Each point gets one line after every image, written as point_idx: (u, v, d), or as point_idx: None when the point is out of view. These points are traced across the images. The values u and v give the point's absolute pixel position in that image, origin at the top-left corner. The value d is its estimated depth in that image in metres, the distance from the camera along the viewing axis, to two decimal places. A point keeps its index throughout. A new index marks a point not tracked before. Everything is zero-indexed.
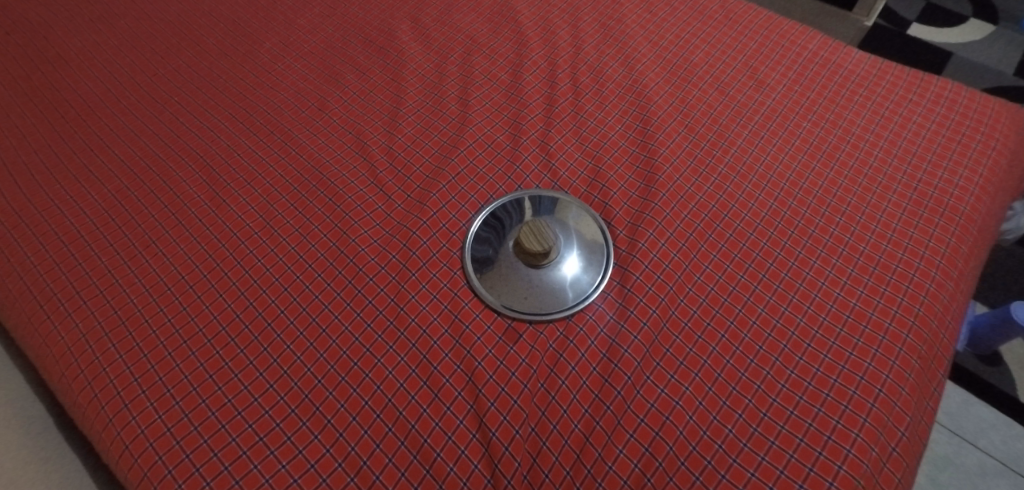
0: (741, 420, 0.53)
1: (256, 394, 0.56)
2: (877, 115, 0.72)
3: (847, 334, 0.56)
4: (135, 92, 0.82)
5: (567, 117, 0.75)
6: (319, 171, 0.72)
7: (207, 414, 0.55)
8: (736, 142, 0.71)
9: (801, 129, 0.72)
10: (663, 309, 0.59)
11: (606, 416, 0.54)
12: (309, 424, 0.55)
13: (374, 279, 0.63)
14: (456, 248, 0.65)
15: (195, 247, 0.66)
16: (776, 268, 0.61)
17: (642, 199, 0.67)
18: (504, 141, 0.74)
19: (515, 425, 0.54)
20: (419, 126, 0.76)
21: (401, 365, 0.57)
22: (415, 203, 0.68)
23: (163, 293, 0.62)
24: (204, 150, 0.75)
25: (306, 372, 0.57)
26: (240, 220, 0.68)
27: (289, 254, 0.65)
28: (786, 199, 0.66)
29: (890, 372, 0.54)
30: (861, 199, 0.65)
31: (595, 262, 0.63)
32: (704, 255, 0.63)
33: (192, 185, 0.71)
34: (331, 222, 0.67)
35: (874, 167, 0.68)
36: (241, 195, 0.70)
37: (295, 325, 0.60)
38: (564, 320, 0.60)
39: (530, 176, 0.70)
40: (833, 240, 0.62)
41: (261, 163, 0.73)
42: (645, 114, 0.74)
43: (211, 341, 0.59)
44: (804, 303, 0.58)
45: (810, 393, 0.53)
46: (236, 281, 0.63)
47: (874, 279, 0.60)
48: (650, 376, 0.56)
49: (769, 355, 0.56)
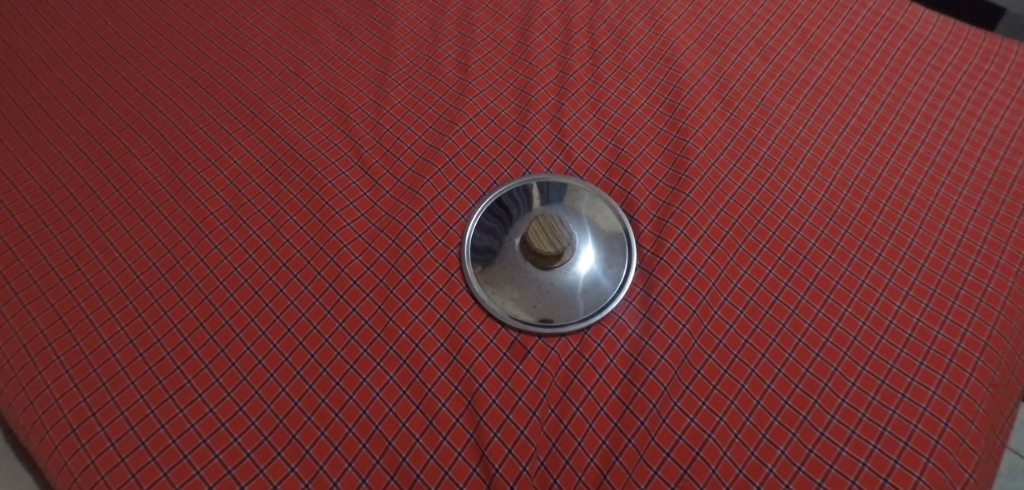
0: (783, 458, 0.45)
1: (222, 418, 0.48)
2: (947, 90, 0.62)
3: (909, 356, 0.49)
4: (81, 49, 0.71)
5: (584, 87, 0.65)
6: (295, 150, 0.62)
7: (167, 442, 0.48)
8: (782, 120, 0.61)
9: (857, 104, 0.61)
10: (694, 324, 0.51)
11: (627, 451, 0.47)
12: (283, 455, 0.47)
13: (359, 282, 0.54)
14: (454, 245, 0.56)
15: (152, 240, 0.57)
16: (826, 274, 0.53)
17: (670, 188, 0.58)
18: (509, 115, 0.63)
19: (521, 459, 0.47)
20: (411, 96, 0.66)
21: (390, 386, 0.50)
22: (406, 191, 0.59)
23: (115, 296, 0.54)
24: (161, 123, 0.64)
25: (280, 393, 0.50)
26: (203, 208, 0.59)
27: (261, 249, 0.56)
28: (839, 190, 0.57)
29: (958, 403, 0.46)
30: (926, 191, 0.56)
31: (614, 263, 0.54)
32: (741, 256, 0.54)
33: (148, 166, 0.61)
34: (309, 213, 0.58)
35: (943, 152, 0.58)
36: (204, 178, 0.61)
37: (267, 337, 0.52)
38: (579, 333, 0.52)
39: (540, 158, 0.60)
40: (892, 241, 0.54)
41: (227, 139, 0.63)
42: (675, 85, 0.64)
43: (171, 355, 0.51)
44: (858, 317, 0.50)
45: (864, 426, 0.46)
46: (199, 282, 0.55)
47: (941, 289, 0.51)
48: (678, 403, 0.48)
49: (817, 379, 0.48)
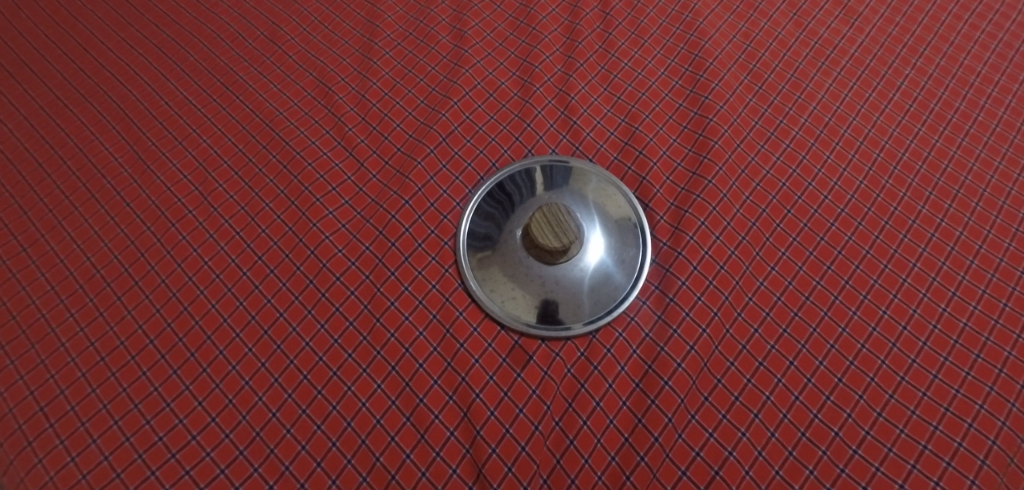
0: (812, 478, 0.41)
1: (193, 430, 0.44)
2: (1003, 60, 0.55)
3: (953, 365, 0.43)
4: (32, 12, 0.64)
5: (594, 55, 0.58)
6: (271, 128, 0.56)
7: (133, 457, 0.43)
8: (816, 95, 0.54)
9: (900, 78, 0.54)
10: (715, 327, 0.46)
11: (639, 470, 0.42)
12: (260, 472, 0.42)
13: (342, 278, 0.49)
14: (448, 237, 0.51)
15: (113, 231, 0.52)
16: (863, 272, 0.47)
17: (690, 173, 0.52)
18: (510, 89, 0.57)
19: (522, 479, 0.42)
20: (401, 65, 0.59)
21: (377, 395, 0.45)
22: (395, 174, 0.53)
23: (73, 293, 0.49)
24: (122, 97, 0.58)
25: (256, 402, 0.45)
26: (169, 194, 0.53)
27: (234, 241, 0.51)
28: (879, 175, 0.50)
29: (1007, 418, 0.41)
30: (978, 177, 0.50)
31: (627, 257, 0.49)
32: (769, 251, 0.48)
33: (108, 145, 0.55)
34: (287, 199, 0.52)
35: (997, 133, 0.51)
36: (170, 159, 0.55)
37: (242, 340, 0.47)
38: (586, 337, 0.47)
39: (544, 137, 0.54)
40: (938, 234, 0.48)
41: (195, 115, 0.57)
42: (696, 54, 0.57)
43: (136, 359, 0.46)
44: (898, 321, 0.45)
45: (902, 443, 0.41)
46: (165, 278, 0.50)
47: (991, 290, 0.46)
48: (696, 415, 0.43)
49: (850, 391, 0.43)
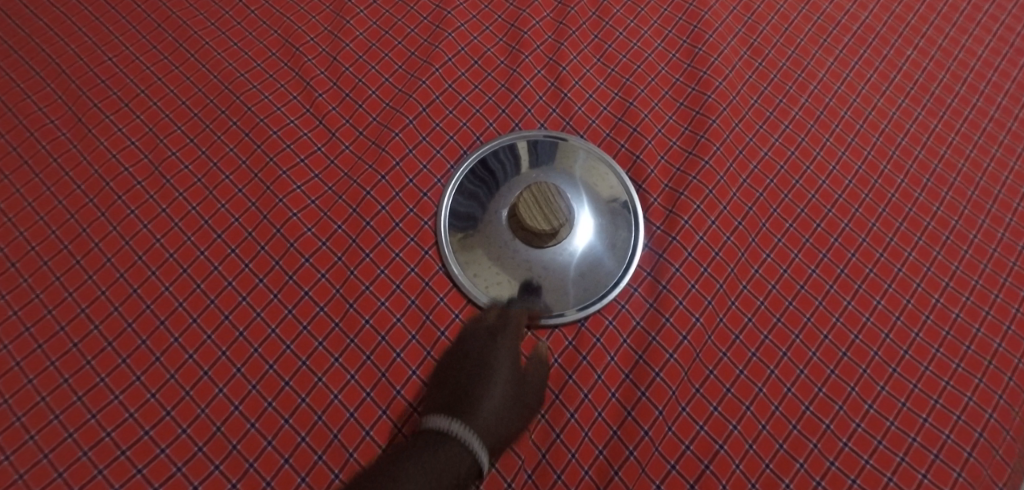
0: (802, 472, 0.40)
1: (146, 425, 0.39)
2: (1004, 44, 0.53)
3: (945, 357, 0.43)
4: None
5: (587, 23, 0.54)
6: (231, 92, 0.50)
7: (77, 455, 0.38)
8: (817, 74, 0.52)
9: (902, 59, 0.52)
10: (709, 317, 0.44)
11: (627, 465, 0.40)
12: (222, 469, 0.38)
13: (312, 259, 0.45)
14: (428, 217, 0.47)
15: (50, 203, 0.46)
16: (859, 261, 0.46)
17: (686, 153, 0.49)
18: (497, 56, 0.53)
19: (506, 475, 0.40)
20: (378, 26, 0.54)
21: (350, 387, 0.41)
22: (370, 146, 0.49)
23: (5, 273, 0.44)
24: (58, 50, 0.52)
25: (216, 394, 0.41)
26: (115, 162, 0.48)
27: (190, 217, 0.46)
28: (877, 161, 0.49)
29: (994, 410, 0.41)
30: (975, 165, 0.49)
31: (618, 241, 0.46)
32: (765, 238, 0.46)
33: (42, 105, 0.49)
34: (249, 171, 0.48)
35: (995, 120, 0.50)
36: (115, 123, 0.49)
37: (199, 325, 0.43)
38: (575, 325, 0.44)
39: (533, 110, 0.51)
40: (934, 223, 0.47)
41: (143, 73, 0.51)
42: (695, 25, 0.53)
43: (78, 346, 0.42)
44: (892, 312, 0.44)
45: (892, 436, 0.40)
46: (112, 256, 0.45)
47: (984, 281, 0.45)
48: (686, 408, 0.42)
49: (843, 383, 0.42)
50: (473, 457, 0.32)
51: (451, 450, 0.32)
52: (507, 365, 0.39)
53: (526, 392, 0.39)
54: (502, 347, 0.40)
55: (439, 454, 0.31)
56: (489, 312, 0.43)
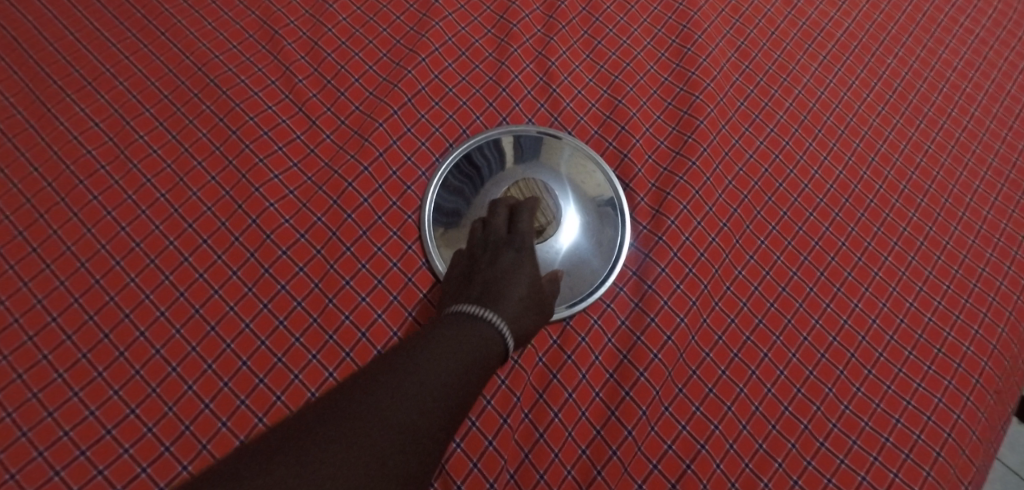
0: (780, 471, 0.40)
1: (108, 424, 0.37)
2: (979, 56, 0.54)
3: (917, 360, 0.44)
4: None
5: (577, 18, 0.53)
6: (204, 74, 0.48)
7: (32, 455, 0.36)
8: (801, 79, 0.52)
9: (883, 67, 0.53)
10: (693, 317, 0.44)
11: (610, 465, 0.40)
12: (191, 470, 0.37)
13: (289, 252, 0.43)
14: (412, 211, 0.46)
15: (4, 186, 0.43)
16: (838, 264, 0.46)
17: (673, 152, 0.49)
18: (485, 48, 0.51)
19: (489, 476, 0.39)
20: (362, 11, 0.52)
21: (328, 385, 0.40)
22: (352, 136, 0.47)
23: None
24: (16, 23, 0.48)
25: (185, 391, 0.39)
26: (76, 145, 0.45)
27: (158, 205, 0.44)
28: (858, 166, 0.50)
29: (962, 412, 0.42)
30: (949, 173, 0.50)
31: (604, 240, 0.46)
32: (748, 239, 0.47)
33: None
34: (223, 158, 0.46)
35: (969, 130, 0.52)
36: (77, 103, 0.46)
37: (168, 319, 0.41)
38: (560, 323, 0.44)
39: (521, 105, 0.50)
40: (910, 229, 0.48)
41: (108, 51, 0.48)
42: (685, 25, 0.53)
43: (34, 339, 0.39)
44: (869, 315, 0.45)
45: (866, 436, 0.41)
46: (72, 245, 0.42)
47: (955, 286, 0.46)
48: (669, 408, 0.42)
49: (821, 384, 0.43)
50: (502, 337, 0.36)
51: (481, 332, 0.35)
52: (528, 269, 0.40)
53: (544, 289, 0.41)
54: (522, 254, 0.41)
55: (464, 332, 0.34)
56: (497, 212, 0.44)
